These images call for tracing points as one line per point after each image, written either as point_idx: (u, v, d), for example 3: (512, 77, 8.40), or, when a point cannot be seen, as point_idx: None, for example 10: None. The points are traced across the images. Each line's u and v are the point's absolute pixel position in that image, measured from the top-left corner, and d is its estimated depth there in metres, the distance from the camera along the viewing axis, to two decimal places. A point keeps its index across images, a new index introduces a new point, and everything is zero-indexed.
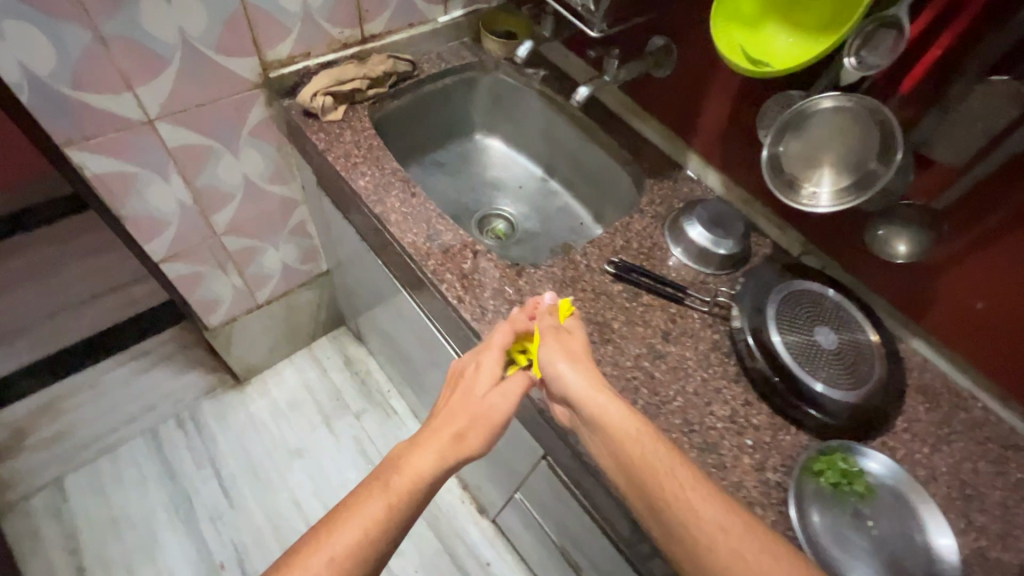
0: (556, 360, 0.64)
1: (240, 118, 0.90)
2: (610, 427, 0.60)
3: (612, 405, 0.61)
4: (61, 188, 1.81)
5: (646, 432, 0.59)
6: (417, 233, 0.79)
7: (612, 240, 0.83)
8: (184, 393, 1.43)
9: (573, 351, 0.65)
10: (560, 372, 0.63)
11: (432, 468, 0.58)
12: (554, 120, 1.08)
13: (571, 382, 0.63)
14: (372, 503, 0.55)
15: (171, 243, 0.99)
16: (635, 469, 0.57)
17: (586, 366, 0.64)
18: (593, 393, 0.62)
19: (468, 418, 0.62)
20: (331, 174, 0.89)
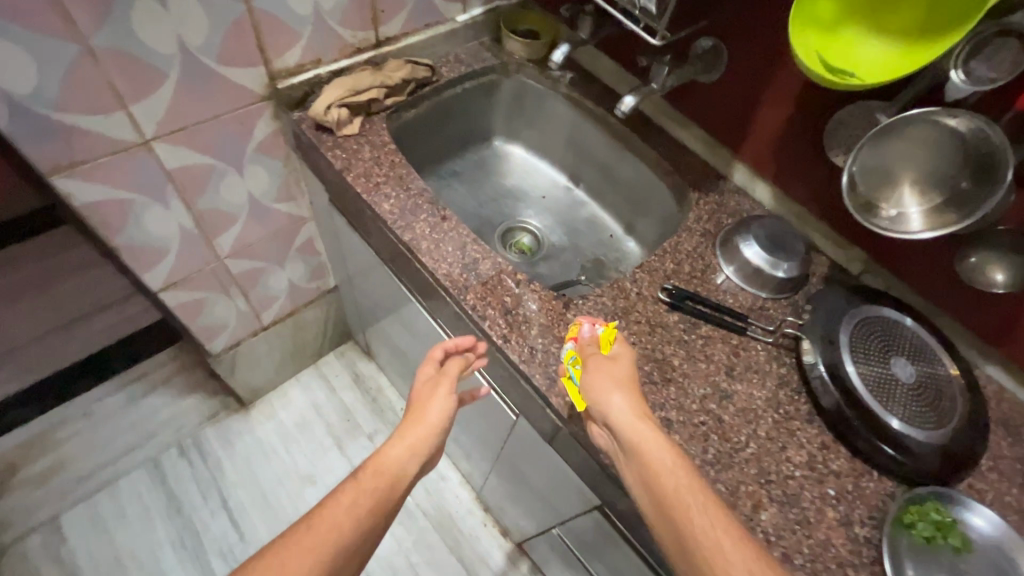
0: (605, 392, 0.57)
1: (245, 133, 0.81)
2: (644, 456, 0.53)
3: (653, 435, 0.54)
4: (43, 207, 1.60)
5: (683, 465, 0.53)
6: (451, 262, 0.72)
7: (661, 263, 0.77)
8: (186, 419, 1.34)
9: (619, 379, 0.58)
10: (608, 403, 0.56)
11: (400, 453, 0.60)
12: (582, 126, 1.01)
13: (617, 412, 0.56)
14: (343, 487, 0.56)
15: (171, 270, 0.91)
16: (665, 504, 0.51)
17: (634, 396, 0.57)
18: (636, 423, 0.55)
19: (424, 402, 0.65)
20: (349, 194, 0.81)
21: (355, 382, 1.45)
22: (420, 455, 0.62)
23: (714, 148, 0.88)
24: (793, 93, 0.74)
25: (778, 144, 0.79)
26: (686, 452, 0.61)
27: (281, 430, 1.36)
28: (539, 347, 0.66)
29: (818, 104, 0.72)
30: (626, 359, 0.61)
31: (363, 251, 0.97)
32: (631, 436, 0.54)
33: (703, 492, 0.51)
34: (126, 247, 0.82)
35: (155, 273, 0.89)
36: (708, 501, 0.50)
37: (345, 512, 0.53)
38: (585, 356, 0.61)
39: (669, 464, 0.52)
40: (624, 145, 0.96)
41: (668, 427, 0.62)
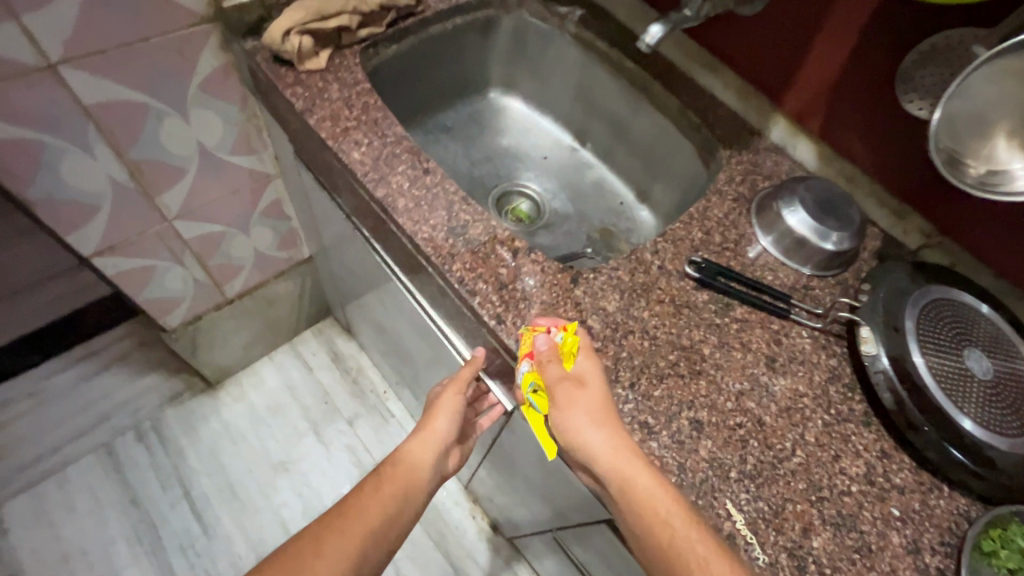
0: (579, 430, 0.47)
1: (184, 65, 0.67)
2: (634, 503, 0.44)
3: (641, 475, 0.45)
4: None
5: (678, 509, 0.44)
6: (435, 224, 0.58)
7: (688, 232, 0.64)
8: (144, 401, 1.21)
9: (593, 409, 0.48)
10: (583, 444, 0.47)
11: (416, 448, 0.60)
12: (593, 73, 0.86)
13: (596, 453, 0.46)
14: (367, 485, 0.55)
15: (104, 232, 0.77)
16: (663, 558, 0.43)
17: (614, 425, 0.47)
18: (621, 463, 0.46)
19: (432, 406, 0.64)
20: (313, 143, 0.67)
21: (334, 361, 1.33)
22: (435, 447, 0.61)
23: (751, 97, 0.76)
24: (861, 19, 0.62)
25: (837, 84, 0.67)
26: (720, 462, 0.49)
27: (251, 414, 1.24)
28: None
29: (896, 31, 0.60)
30: (593, 376, 0.50)
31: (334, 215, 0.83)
32: (616, 481, 0.45)
33: (704, 541, 0.43)
34: (41, 202, 0.68)
35: (84, 235, 0.75)
36: (709, 551, 0.42)
37: (370, 502, 0.53)
38: (547, 381, 0.50)
39: (662, 514, 0.43)
40: (641, 96, 0.82)
41: (698, 430, 0.51)
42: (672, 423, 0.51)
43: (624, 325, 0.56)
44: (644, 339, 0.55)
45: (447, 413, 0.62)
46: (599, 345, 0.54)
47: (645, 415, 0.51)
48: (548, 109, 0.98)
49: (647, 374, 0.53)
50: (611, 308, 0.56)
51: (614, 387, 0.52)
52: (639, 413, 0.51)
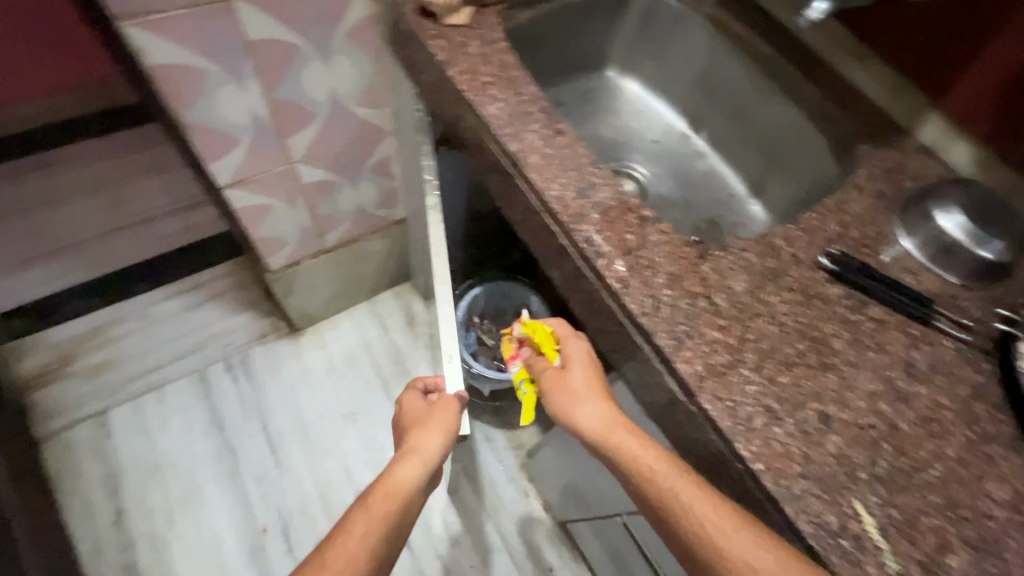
0: (567, 407, 0.56)
1: (336, 13, 0.70)
2: (625, 466, 0.50)
3: (625, 440, 0.51)
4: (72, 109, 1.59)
5: (663, 466, 0.48)
6: (565, 183, 0.58)
7: (823, 223, 0.61)
8: (235, 335, 1.30)
9: (578, 389, 0.57)
10: (574, 420, 0.55)
11: (407, 472, 0.59)
12: (723, 57, 0.84)
13: (587, 426, 0.54)
14: (359, 513, 0.55)
15: (239, 165, 0.82)
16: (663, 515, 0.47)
17: (600, 401, 0.55)
18: (609, 432, 0.53)
19: (423, 427, 0.64)
20: (447, 96, 0.68)
21: (409, 324, 1.36)
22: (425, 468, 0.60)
23: (903, 90, 0.71)
24: None
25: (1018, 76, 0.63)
26: (849, 460, 0.46)
27: (329, 363, 1.30)
28: (666, 302, 0.52)
29: None
30: (584, 357, 0.59)
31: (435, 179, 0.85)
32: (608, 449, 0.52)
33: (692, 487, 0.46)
34: (195, 128, 0.74)
35: (221, 166, 0.81)
36: (695, 503, 0.45)
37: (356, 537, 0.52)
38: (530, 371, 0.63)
39: (649, 471, 0.48)
40: (775, 83, 0.79)
41: (826, 424, 0.48)
42: (799, 412, 0.48)
43: (751, 307, 0.53)
44: (771, 324, 0.53)
45: (437, 433, 0.62)
46: (725, 322, 0.52)
47: (769, 400, 0.48)
48: (665, 92, 0.94)
49: (774, 360, 0.51)
50: (738, 288, 0.54)
51: (738, 366, 0.50)
52: (764, 397, 0.48)
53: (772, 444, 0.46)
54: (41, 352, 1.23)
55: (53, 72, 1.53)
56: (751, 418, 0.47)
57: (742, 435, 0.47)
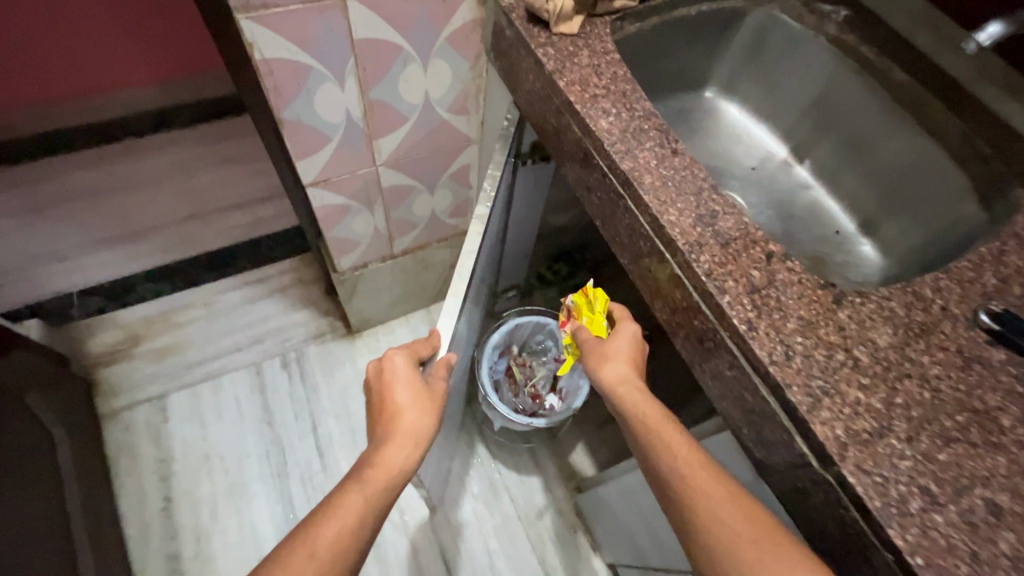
0: (594, 364, 0.63)
1: (444, 16, 0.68)
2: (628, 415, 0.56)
3: (632, 395, 0.57)
4: (150, 98, 1.65)
5: (657, 415, 0.55)
6: (683, 208, 0.53)
7: (978, 274, 0.53)
8: (293, 332, 1.30)
9: (608, 350, 0.63)
10: (596, 373, 0.62)
11: (403, 455, 0.58)
12: (845, 80, 0.77)
13: (605, 379, 0.61)
14: (349, 498, 0.52)
15: (325, 165, 0.81)
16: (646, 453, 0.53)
17: (628, 364, 0.61)
18: (623, 388, 0.59)
19: (411, 407, 0.61)
20: (552, 107, 0.64)
21: None
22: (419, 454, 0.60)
23: None
24: None
25: None
26: None
27: None
28: (799, 351, 0.46)
29: None
30: (632, 336, 0.64)
31: (504, 197, 0.80)
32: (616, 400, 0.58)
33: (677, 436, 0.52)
34: (289, 124, 0.73)
35: (309, 164, 0.80)
36: (675, 444, 0.51)
37: (353, 515, 0.51)
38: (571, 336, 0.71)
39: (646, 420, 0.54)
40: (909, 115, 0.72)
41: (997, 517, 0.40)
42: (962, 498, 0.41)
43: (898, 366, 0.46)
44: (923, 389, 0.45)
45: (431, 419, 0.62)
46: (867, 380, 0.45)
47: (925, 479, 0.41)
48: (769, 117, 0.87)
49: (928, 432, 0.43)
50: (881, 342, 0.47)
51: (887, 436, 0.43)
52: (918, 475, 0.41)
53: (933, 534, 0.39)
54: (110, 332, 1.26)
55: (119, 67, 1.57)
56: (905, 499, 0.40)
57: (895, 519, 0.39)
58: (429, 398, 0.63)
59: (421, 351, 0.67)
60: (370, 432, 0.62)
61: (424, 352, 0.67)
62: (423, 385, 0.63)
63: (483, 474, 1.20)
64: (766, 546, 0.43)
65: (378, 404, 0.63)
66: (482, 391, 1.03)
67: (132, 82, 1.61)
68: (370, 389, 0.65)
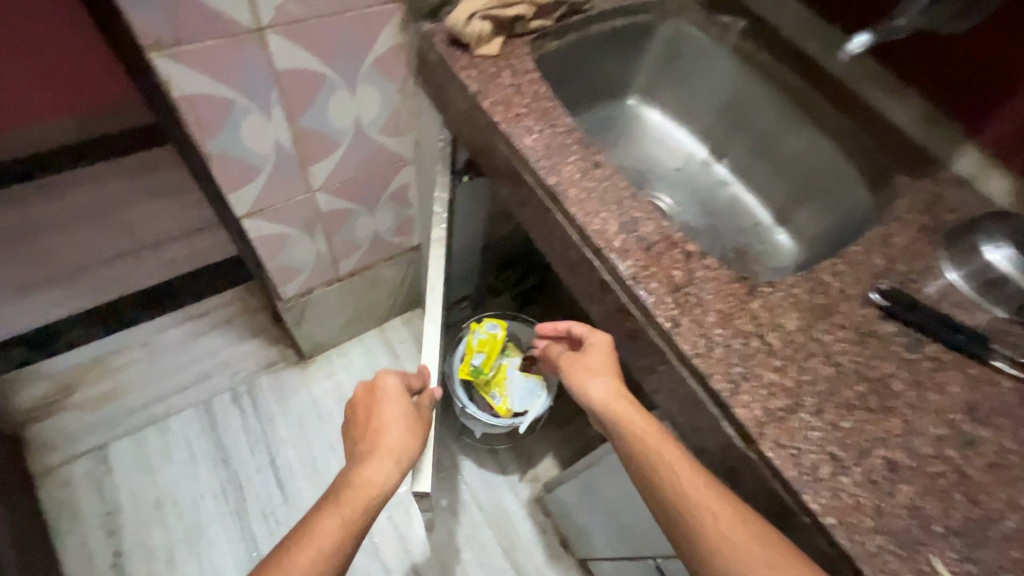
0: (583, 381, 0.59)
1: (367, 43, 0.69)
2: (620, 431, 0.54)
3: (623, 409, 0.55)
4: (66, 132, 1.57)
5: (655, 432, 0.52)
6: (607, 217, 0.57)
7: (868, 257, 0.59)
8: (242, 364, 1.26)
9: (593, 365, 0.60)
10: (586, 390, 0.58)
11: (382, 473, 0.59)
12: (748, 85, 0.83)
13: (595, 394, 0.57)
14: (326, 521, 0.53)
15: (258, 195, 0.80)
16: (651, 476, 0.49)
17: (609, 376, 0.59)
18: (615, 404, 0.56)
19: (393, 427, 0.62)
20: (479, 127, 0.67)
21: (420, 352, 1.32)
22: (398, 472, 0.60)
23: (935, 125, 0.70)
24: None
25: None
26: (922, 512, 0.44)
27: (337, 393, 1.26)
28: (719, 342, 0.50)
29: None
30: (605, 344, 0.61)
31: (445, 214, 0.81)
32: (607, 415, 0.56)
33: (679, 454, 0.49)
34: (217, 158, 0.72)
35: (242, 196, 0.79)
36: (675, 459, 0.49)
37: (328, 540, 0.52)
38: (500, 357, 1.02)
39: (639, 435, 0.52)
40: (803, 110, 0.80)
41: (894, 472, 0.46)
42: (865, 460, 0.46)
43: (805, 346, 0.51)
44: (827, 365, 0.51)
45: (413, 439, 0.62)
46: (779, 363, 0.50)
47: (833, 447, 0.46)
48: (687, 120, 0.93)
49: (834, 404, 0.48)
50: (790, 327, 0.52)
51: (798, 411, 0.47)
52: (827, 444, 0.46)
53: (842, 495, 0.44)
54: (40, 384, 1.19)
55: (27, 102, 1.48)
56: (817, 466, 0.45)
57: (809, 485, 0.44)
58: (414, 420, 0.64)
59: (413, 382, 0.68)
60: (353, 448, 0.63)
61: (416, 382, 0.68)
62: (410, 409, 0.64)
63: (449, 486, 1.21)
64: (778, 563, 0.42)
65: (363, 419, 0.64)
66: (459, 404, 1.04)
67: (45, 117, 1.52)
68: (356, 406, 0.66)
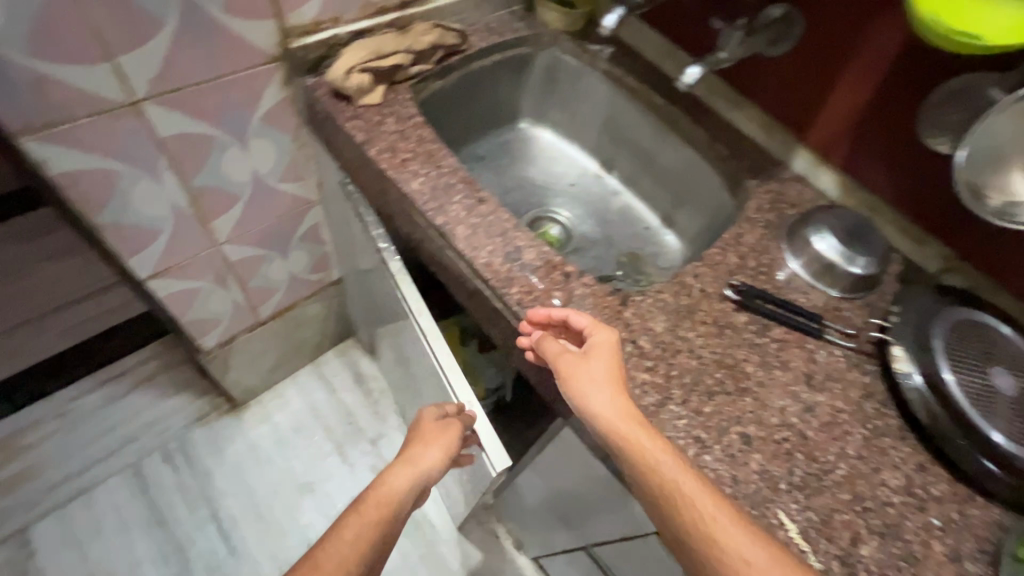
0: (584, 392, 0.51)
1: (251, 101, 0.71)
2: (629, 457, 0.48)
3: (633, 429, 0.49)
4: None
5: (669, 456, 0.48)
6: (492, 249, 0.62)
7: (724, 257, 0.69)
8: (170, 420, 1.22)
9: (595, 374, 0.52)
10: (587, 403, 0.51)
11: (404, 478, 0.63)
12: (621, 106, 0.91)
13: (597, 409, 0.50)
14: (357, 511, 0.57)
15: (161, 255, 0.80)
16: (671, 510, 0.45)
17: (613, 387, 0.52)
18: (620, 422, 0.50)
19: (423, 443, 0.67)
20: (371, 174, 0.70)
21: (357, 382, 1.34)
22: (417, 488, 0.63)
23: (775, 130, 0.80)
24: (875, 71, 0.68)
25: (864, 113, 0.71)
26: (770, 473, 0.53)
27: (276, 435, 1.25)
28: None
29: (918, 70, 0.64)
30: (608, 346, 0.54)
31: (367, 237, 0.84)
32: (613, 437, 0.49)
33: (700, 486, 0.46)
34: (111, 227, 0.72)
35: (142, 259, 0.79)
36: (697, 492, 0.46)
37: (352, 538, 0.53)
38: None
39: (652, 463, 0.47)
40: None
41: (748, 444, 0.54)
42: (723, 437, 0.54)
43: (672, 345, 0.59)
44: (691, 359, 0.59)
45: (440, 451, 0.66)
46: (650, 363, 0.57)
47: (697, 430, 0.54)
48: (576, 139, 1.01)
49: (697, 392, 0.57)
50: (659, 329, 0.60)
51: (667, 404, 0.55)
52: (692, 429, 0.54)
53: (704, 471, 0.52)
54: None
55: None
56: (683, 449, 0.53)
57: None
58: (444, 434, 0.67)
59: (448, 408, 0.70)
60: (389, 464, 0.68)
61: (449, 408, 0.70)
62: (441, 430, 0.68)
63: None
64: None
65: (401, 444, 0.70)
66: None
67: None
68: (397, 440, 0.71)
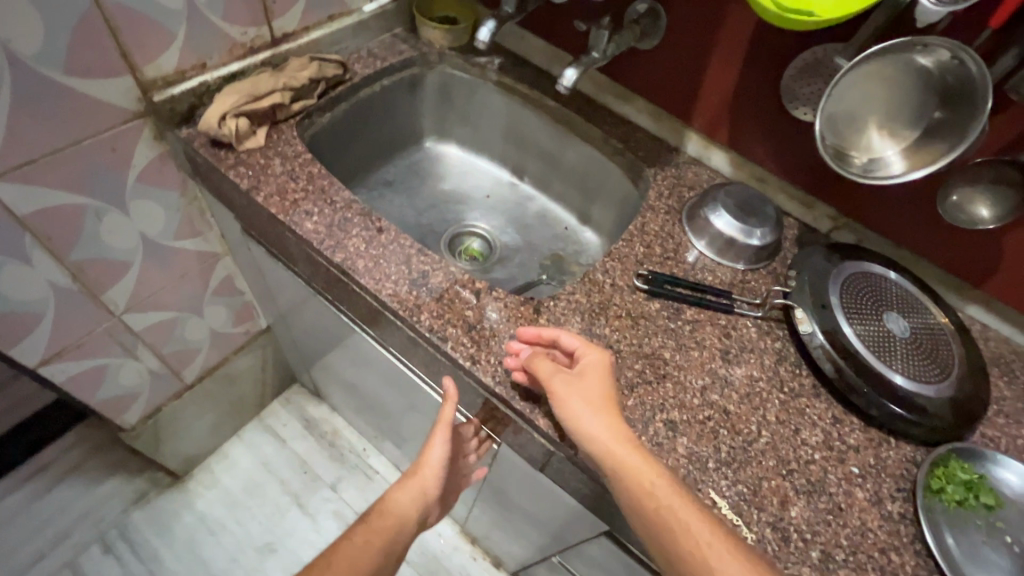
0: (578, 415, 0.50)
1: (121, 162, 0.67)
2: (622, 482, 0.48)
3: (631, 455, 0.48)
4: None
5: (665, 483, 0.47)
6: (398, 278, 0.61)
7: (631, 249, 0.70)
8: (104, 509, 1.13)
9: (590, 398, 0.51)
10: (581, 428, 0.50)
11: (406, 496, 0.64)
12: (519, 113, 0.92)
13: (592, 433, 0.49)
14: (359, 533, 0.59)
15: (49, 340, 0.74)
16: (664, 531, 0.46)
17: (608, 411, 0.51)
18: (615, 445, 0.49)
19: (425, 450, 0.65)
20: (265, 220, 0.68)
21: (307, 428, 1.29)
22: (423, 502, 0.64)
23: (663, 117, 0.82)
24: (739, 51, 0.71)
25: (736, 92, 0.74)
26: (698, 455, 0.54)
27: (227, 501, 1.18)
28: None
29: (774, 46, 0.67)
30: (600, 366, 0.53)
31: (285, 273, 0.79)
32: (608, 462, 0.48)
33: (693, 509, 0.46)
34: None
35: (28, 346, 0.73)
36: (694, 518, 0.46)
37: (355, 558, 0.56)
38: None
39: (648, 488, 0.47)
40: None
41: (673, 430, 0.55)
42: (649, 428, 0.55)
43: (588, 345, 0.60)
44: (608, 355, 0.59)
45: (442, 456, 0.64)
46: None
47: None
48: (482, 150, 1.01)
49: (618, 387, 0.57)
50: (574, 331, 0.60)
51: None
52: None
53: None
54: None
55: None
56: None
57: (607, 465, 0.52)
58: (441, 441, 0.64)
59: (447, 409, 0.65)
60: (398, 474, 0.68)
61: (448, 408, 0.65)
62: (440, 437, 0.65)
63: None
64: None
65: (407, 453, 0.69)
66: None
67: None
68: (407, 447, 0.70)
